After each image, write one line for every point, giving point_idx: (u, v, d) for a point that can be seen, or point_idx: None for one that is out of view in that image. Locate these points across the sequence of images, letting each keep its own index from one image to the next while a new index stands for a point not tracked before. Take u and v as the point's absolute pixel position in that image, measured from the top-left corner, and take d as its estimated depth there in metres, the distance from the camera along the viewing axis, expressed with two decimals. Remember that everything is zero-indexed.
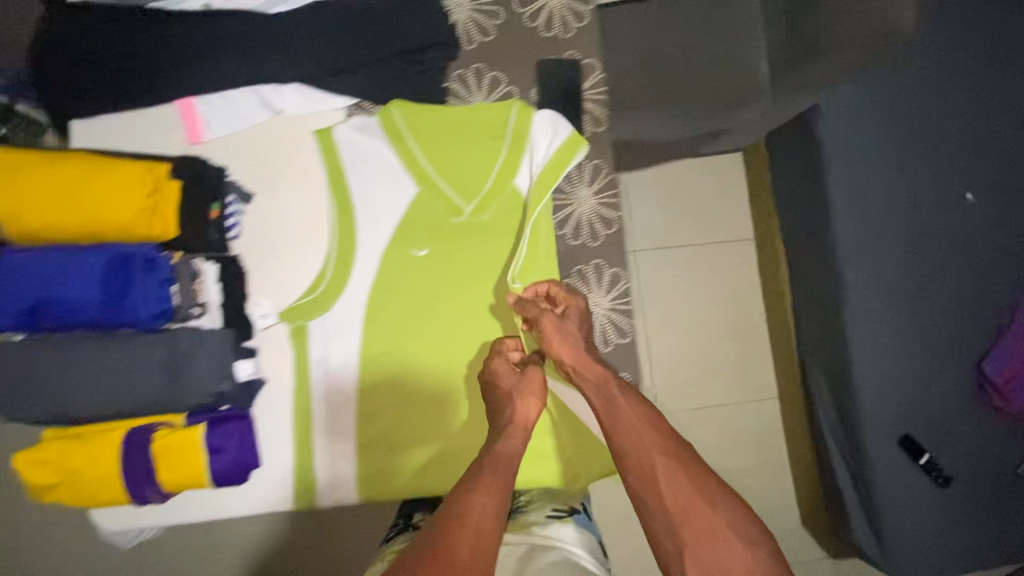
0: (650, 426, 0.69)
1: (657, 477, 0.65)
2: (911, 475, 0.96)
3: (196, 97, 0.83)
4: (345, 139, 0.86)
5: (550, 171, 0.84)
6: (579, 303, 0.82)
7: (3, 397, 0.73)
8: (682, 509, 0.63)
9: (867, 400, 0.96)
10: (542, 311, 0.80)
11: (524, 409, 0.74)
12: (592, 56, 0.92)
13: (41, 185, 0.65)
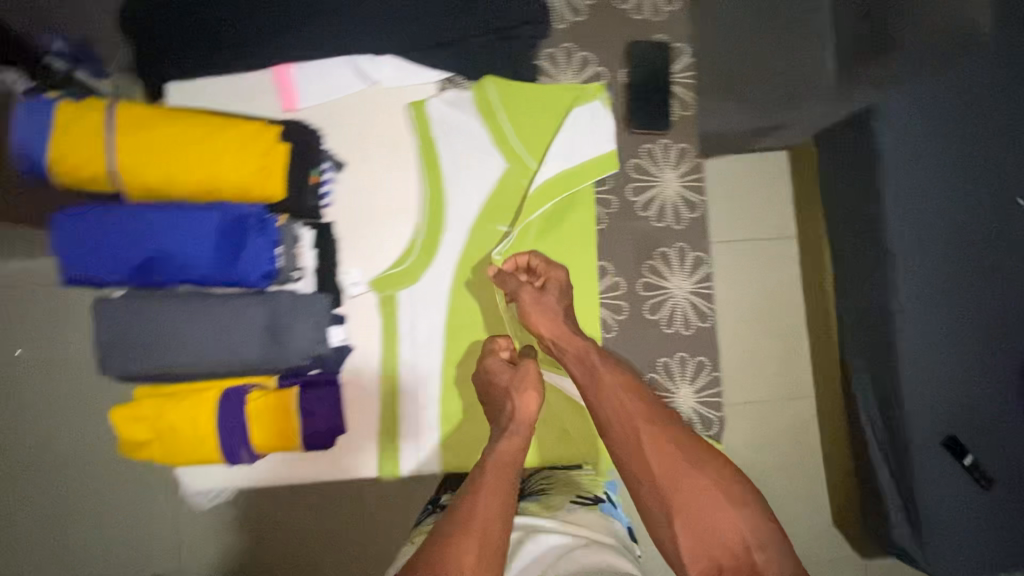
0: (636, 397, 0.69)
1: (644, 447, 0.66)
2: (953, 476, 0.79)
3: (292, 65, 0.84)
4: (438, 113, 0.87)
5: (573, 176, 0.84)
6: (559, 275, 0.79)
7: (110, 350, 0.74)
8: (672, 480, 0.63)
9: (917, 409, 0.79)
10: (520, 285, 0.77)
11: (525, 405, 0.71)
12: (681, 40, 0.92)
13: (161, 140, 0.66)
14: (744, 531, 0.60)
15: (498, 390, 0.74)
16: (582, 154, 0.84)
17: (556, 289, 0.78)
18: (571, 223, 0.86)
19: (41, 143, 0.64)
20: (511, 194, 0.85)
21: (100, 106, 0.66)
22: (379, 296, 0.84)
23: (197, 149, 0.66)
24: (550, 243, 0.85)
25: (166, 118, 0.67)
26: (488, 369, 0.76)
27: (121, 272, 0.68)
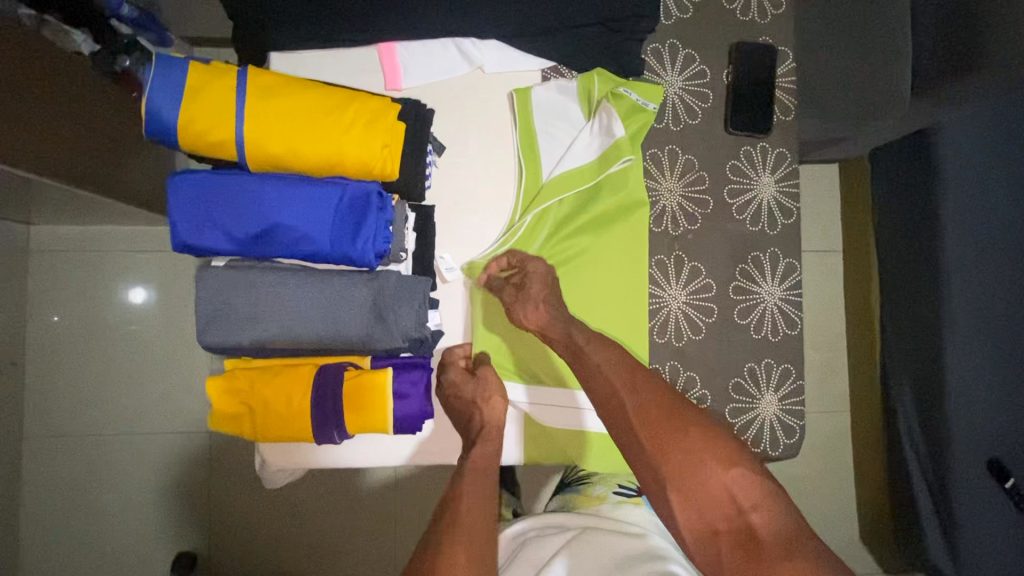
0: (617, 368, 0.69)
1: (630, 417, 0.65)
2: (993, 496, 0.97)
3: (398, 42, 0.83)
4: (541, 101, 0.85)
5: (582, 174, 0.84)
6: (541, 266, 0.78)
7: (205, 320, 0.72)
8: (660, 446, 0.63)
9: (959, 420, 1.00)
10: (503, 287, 0.78)
11: (489, 412, 0.76)
12: (786, 44, 0.92)
13: (286, 110, 0.64)
14: (733, 490, 0.60)
15: (460, 400, 0.77)
16: (588, 155, 0.84)
17: (536, 281, 0.77)
18: (583, 223, 0.85)
19: (171, 104, 0.62)
20: (560, 185, 0.83)
21: (229, 72, 0.64)
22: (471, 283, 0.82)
23: (322, 121, 0.65)
24: (552, 246, 0.84)
25: (291, 87, 0.65)
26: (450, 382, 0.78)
27: (236, 241, 0.67)
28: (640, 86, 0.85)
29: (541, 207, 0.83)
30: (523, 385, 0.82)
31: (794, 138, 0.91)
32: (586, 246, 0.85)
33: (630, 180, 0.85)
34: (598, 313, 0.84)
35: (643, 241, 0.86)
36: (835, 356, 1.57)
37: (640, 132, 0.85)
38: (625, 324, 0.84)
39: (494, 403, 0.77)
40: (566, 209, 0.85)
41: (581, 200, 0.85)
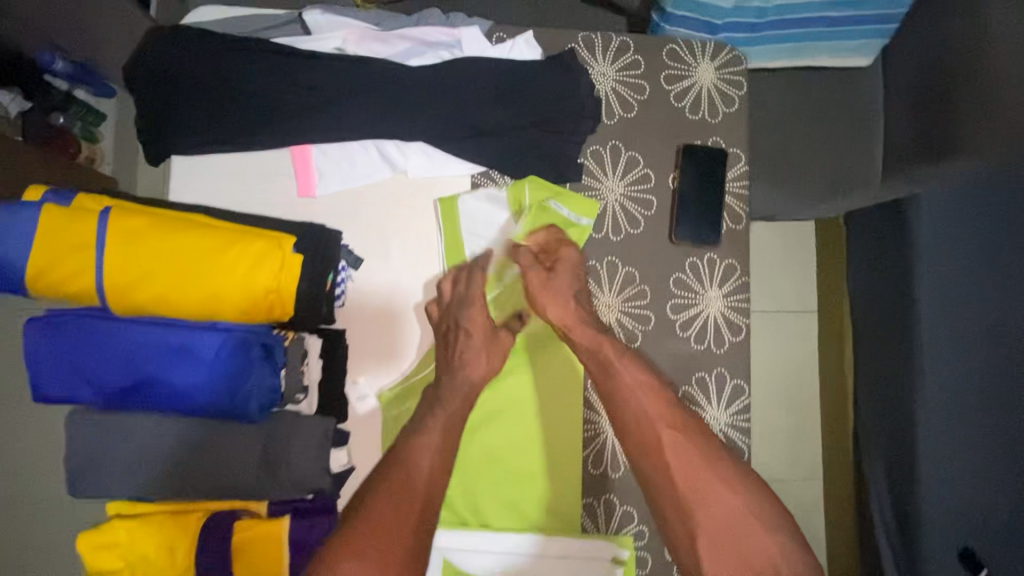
0: (649, 394, 0.69)
1: (663, 450, 0.66)
2: None
3: (313, 145, 0.77)
4: (469, 211, 0.79)
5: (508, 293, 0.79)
6: (570, 257, 0.76)
7: (79, 471, 0.66)
8: (699, 493, 0.63)
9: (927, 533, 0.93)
10: (531, 268, 0.75)
11: (478, 366, 0.72)
12: (738, 145, 0.85)
13: (155, 258, 0.57)
14: (776, 557, 0.59)
15: (468, 336, 0.72)
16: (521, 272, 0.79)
17: (565, 272, 0.75)
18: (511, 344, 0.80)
19: (22, 253, 0.56)
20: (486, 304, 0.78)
21: (93, 212, 0.58)
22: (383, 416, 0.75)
23: (198, 264, 0.58)
24: None
25: (163, 225, 0.59)
26: (470, 316, 0.72)
27: (103, 392, 0.61)
28: (574, 200, 0.80)
29: None
30: (535, 534, 0.77)
31: (745, 248, 0.84)
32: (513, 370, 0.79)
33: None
34: (524, 443, 0.78)
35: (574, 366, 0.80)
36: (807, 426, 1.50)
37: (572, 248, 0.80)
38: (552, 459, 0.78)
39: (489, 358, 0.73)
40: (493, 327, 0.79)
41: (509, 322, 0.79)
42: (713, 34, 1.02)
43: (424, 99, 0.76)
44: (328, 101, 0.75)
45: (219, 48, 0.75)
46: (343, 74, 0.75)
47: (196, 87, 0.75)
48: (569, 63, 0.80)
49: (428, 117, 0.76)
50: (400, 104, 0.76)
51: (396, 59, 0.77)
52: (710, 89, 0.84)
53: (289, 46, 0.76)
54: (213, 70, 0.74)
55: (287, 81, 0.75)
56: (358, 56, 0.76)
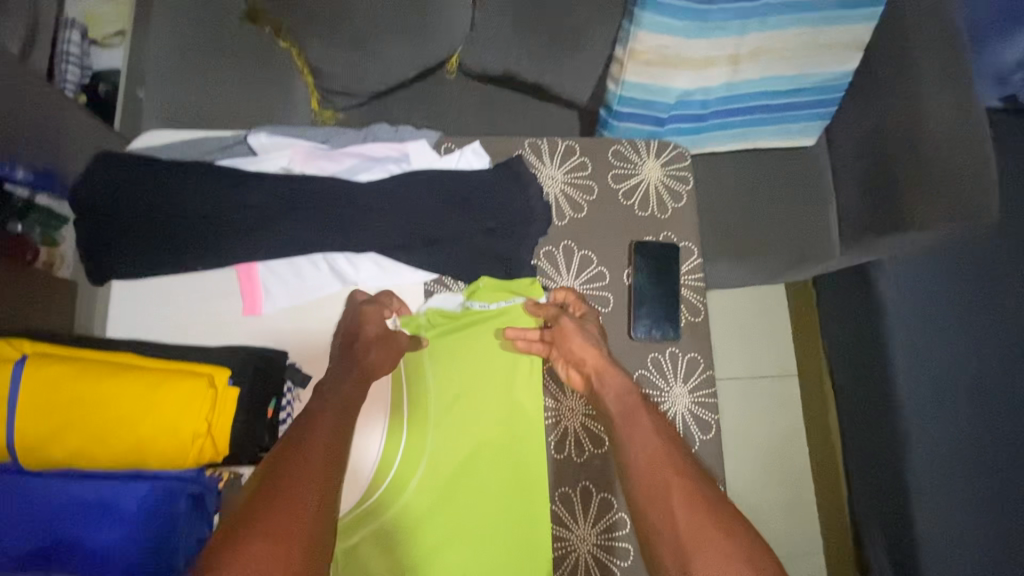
0: (664, 439, 0.62)
1: (670, 496, 0.57)
2: None
3: (259, 263, 0.76)
4: (430, 321, 0.79)
5: (465, 400, 0.77)
6: (593, 314, 0.77)
7: None
8: (700, 543, 0.53)
9: None
10: (562, 312, 0.75)
11: (379, 360, 0.72)
12: (691, 239, 0.86)
13: (82, 408, 0.56)
14: None
15: (367, 328, 0.74)
16: (483, 378, 0.78)
17: (591, 324, 0.75)
18: (473, 448, 0.75)
19: None
20: (448, 411, 0.76)
21: (11, 361, 0.57)
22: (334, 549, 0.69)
23: (123, 408, 0.56)
24: (427, 484, 0.73)
25: (86, 370, 0.57)
26: (366, 310, 0.74)
27: None
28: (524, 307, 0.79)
29: (420, 435, 0.75)
30: None
31: (708, 341, 0.83)
32: (471, 487, 0.74)
33: (527, 412, 0.77)
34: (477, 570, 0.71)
35: (532, 479, 0.75)
36: (801, 496, 1.45)
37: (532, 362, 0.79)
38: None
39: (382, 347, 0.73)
40: (451, 430, 0.75)
41: (468, 430, 0.76)
42: (659, 125, 1.07)
43: (372, 210, 0.76)
44: (274, 219, 0.74)
45: (163, 170, 0.75)
46: (289, 192, 0.75)
47: (133, 210, 0.73)
48: (516, 168, 0.81)
49: (377, 229, 0.76)
50: (347, 217, 0.75)
51: (344, 175, 0.78)
52: (657, 186, 0.86)
53: (235, 167, 0.77)
54: (153, 194, 0.74)
55: (232, 200, 0.74)
56: (307, 173, 0.77)
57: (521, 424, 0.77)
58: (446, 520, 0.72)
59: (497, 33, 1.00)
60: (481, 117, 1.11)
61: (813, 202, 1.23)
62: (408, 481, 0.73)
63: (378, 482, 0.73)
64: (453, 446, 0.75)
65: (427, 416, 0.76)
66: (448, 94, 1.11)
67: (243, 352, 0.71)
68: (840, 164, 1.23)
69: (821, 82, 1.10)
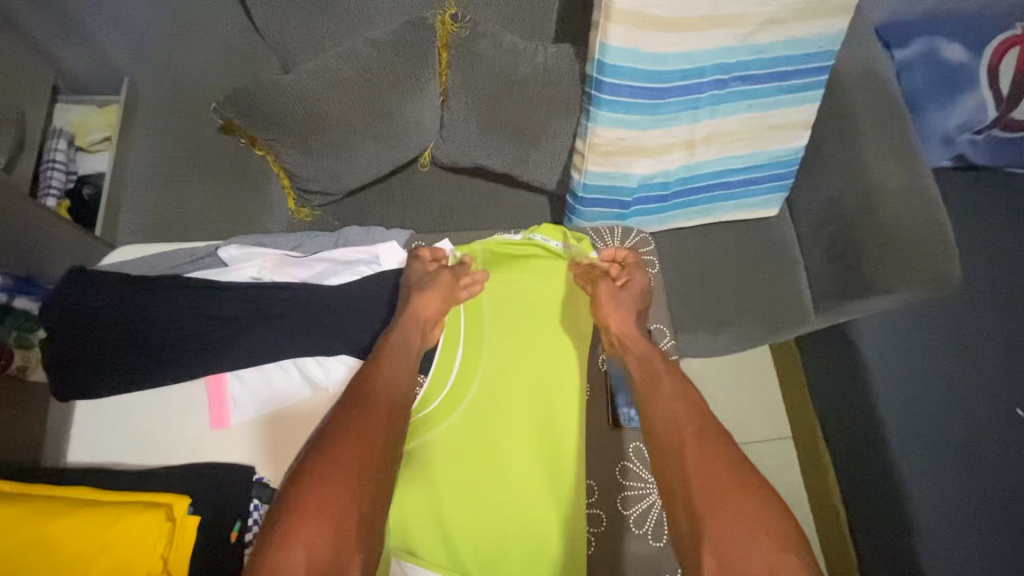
0: (685, 402, 0.68)
1: (685, 451, 0.62)
2: None
3: (228, 373, 0.75)
4: (488, 255, 0.86)
5: (523, 318, 0.83)
6: (640, 279, 0.84)
7: None
8: (710, 495, 0.58)
9: None
10: (603, 279, 0.83)
11: (431, 300, 0.76)
12: (662, 322, 0.90)
13: (32, 551, 0.54)
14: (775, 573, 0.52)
15: (414, 277, 0.79)
16: (537, 301, 0.84)
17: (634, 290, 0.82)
18: (524, 364, 0.80)
19: None
20: (504, 329, 0.82)
21: None
22: None
23: (74, 550, 0.54)
24: (482, 394, 0.78)
25: (35, 512, 0.55)
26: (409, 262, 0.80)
27: None
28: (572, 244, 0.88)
29: (478, 349, 0.81)
30: None
31: None
32: (519, 399, 0.79)
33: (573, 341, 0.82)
34: (520, 482, 0.75)
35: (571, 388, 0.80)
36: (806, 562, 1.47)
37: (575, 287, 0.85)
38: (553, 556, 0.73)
39: (436, 286, 0.77)
40: (508, 348, 0.81)
41: (520, 347, 0.81)
42: (625, 208, 1.11)
43: (344, 315, 0.77)
44: (244, 330, 0.75)
45: (131, 288, 0.75)
46: (260, 301, 0.76)
47: (104, 327, 0.74)
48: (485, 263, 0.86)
49: (349, 333, 0.76)
50: (319, 323, 0.76)
51: (314, 281, 0.79)
52: None
53: (205, 279, 0.77)
54: (125, 310, 0.74)
55: (202, 314, 0.75)
56: (277, 281, 0.78)
57: (558, 378, 0.80)
58: (496, 431, 0.77)
59: (465, 131, 1.06)
60: (453, 206, 1.15)
61: (783, 269, 1.27)
62: (463, 397, 0.78)
63: (438, 388, 0.78)
64: (505, 363, 0.80)
65: (480, 334, 0.82)
66: (423, 186, 1.16)
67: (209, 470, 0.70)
68: (804, 231, 1.27)
69: (774, 159, 1.16)
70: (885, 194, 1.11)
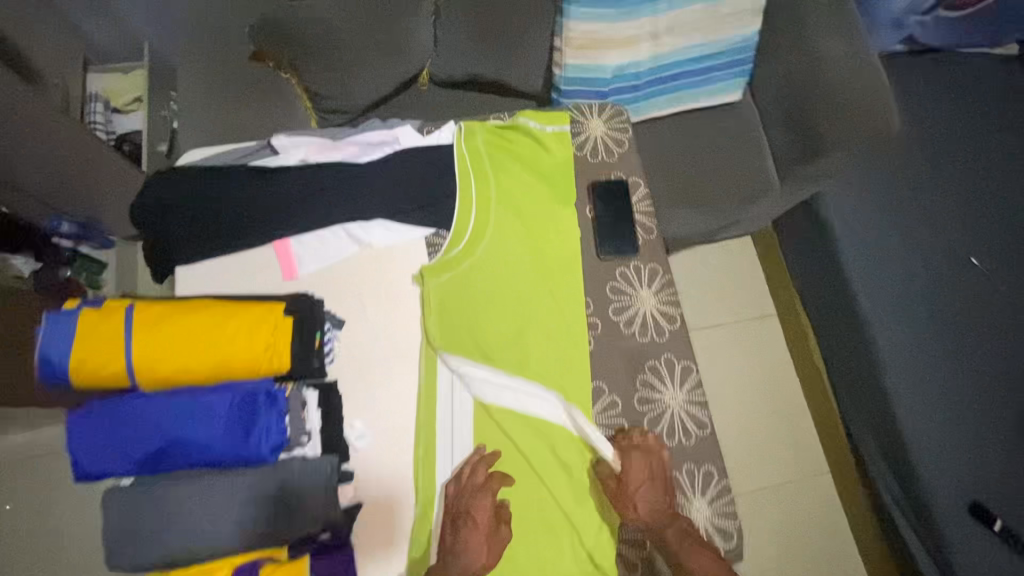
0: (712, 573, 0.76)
1: None
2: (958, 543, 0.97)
3: (292, 237, 0.94)
4: (486, 126, 1.02)
5: (524, 175, 1.00)
6: (653, 459, 0.85)
7: (109, 547, 0.73)
8: None
9: None
10: (609, 478, 0.85)
11: (479, 554, 0.78)
12: (636, 175, 1.05)
13: (177, 337, 0.72)
14: None
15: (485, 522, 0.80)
16: (534, 162, 1.01)
17: (638, 473, 0.83)
18: (529, 215, 0.98)
19: (62, 346, 0.69)
20: (507, 184, 0.98)
21: (120, 310, 0.72)
22: (424, 284, 0.93)
23: (208, 335, 0.73)
24: (495, 239, 0.95)
25: (175, 312, 0.73)
26: (463, 503, 0.81)
27: (132, 463, 0.71)
28: (557, 116, 1.04)
29: (487, 201, 0.96)
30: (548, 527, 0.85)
31: (663, 252, 1.01)
32: (526, 243, 0.96)
33: (565, 193, 1.00)
34: (532, 304, 0.94)
35: (567, 232, 0.98)
36: (790, 415, 1.72)
37: (564, 148, 1.02)
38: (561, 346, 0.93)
39: (494, 554, 0.79)
40: (512, 202, 0.98)
41: (522, 200, 0.98)
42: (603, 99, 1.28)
43: (378, 183, 0.95)
44: (300, 198, 0.93)
45: (207, 175, 0.94)
46: (309, 177, 0.94)
47: (189, 208, 0.92)
48: (486, 136, 1.01)
49: (382, 197, 0.94)
50: (360, 191, 0.94)
51: (348, 159, 0.97)
52: (601, 137, 1.06)
53: (263, 166, 0.96)
54: (204, 192, 0.93)
55: (264, 191, 0.93)
56: (320, 162, 0.96)
57: (557, 225, 0.98)
58: (510, 267, 0.95)
59: (456, 44, 1.23)
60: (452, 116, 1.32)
61: (749, 147, 1.43)
62: (481, 240, 0.95)
63: (458, 236, 0.95)
64: (511, 214, 0.97)
65: (487, 189, 0.97)
66: (422, 102, 1.32)
67: (295, 295, 0.83)
68: (765, 112, 1.44)
69: (731, 45, 1.31)
70: (831, 64, 1.27)
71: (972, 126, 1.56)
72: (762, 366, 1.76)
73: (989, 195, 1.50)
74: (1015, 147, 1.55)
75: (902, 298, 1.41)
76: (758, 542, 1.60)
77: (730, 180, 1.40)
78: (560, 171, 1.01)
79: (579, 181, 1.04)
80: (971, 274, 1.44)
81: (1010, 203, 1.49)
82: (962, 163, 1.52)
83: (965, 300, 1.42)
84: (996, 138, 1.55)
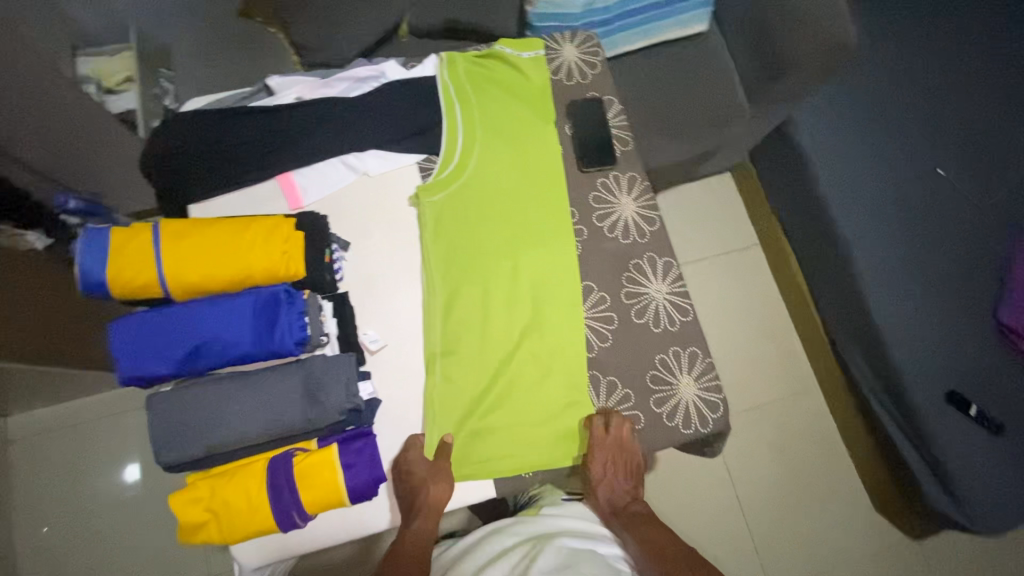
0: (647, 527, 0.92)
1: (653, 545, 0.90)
2: None
3: (294, 171, 1.01)
4: (465, 58, 1.09)
5: (505, 99, 1.07)
6: (619, 452, 0.90)
7: (156, 446, 0.82)
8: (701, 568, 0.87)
9: None
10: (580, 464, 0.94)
11: (438, 491, 0.86)
12: (610, 93, 1.12)
13: (199, 250, 0.81)
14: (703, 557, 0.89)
15: (420, 520, 0.85)
16: (512, 86, 1.08)
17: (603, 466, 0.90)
18: (512, 133, 1.05)
19: (101, 263, 0.80)
20: (489, 105, 1.05)
21: (147, 231, 0.82)
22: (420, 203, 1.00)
23: (227, 246, 0.82)
24: (482, 157, 1.02)
25: (194, 230, 0.83)
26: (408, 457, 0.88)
27: (170, 363, 0.80)
28: (531, 44, 1.12)
29: (473, 123, 1.04)
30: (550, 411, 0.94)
31: (640, 162, 1.08)
32: (510, 158, 1.04)
33: (544, 112, 1.08)
34: (522, 214, 1.01)
35: (549, 147, 1.06)
36: (779, 334, 1.80)
37: (540, 72, 1.09)
38: (551, 250, 1.00)
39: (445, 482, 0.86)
40: (495, 123, 1.05)
41: (505, 121, 1.05)
42: None
43: (370, 116, 1.02)
44: (298, 134, 1.01)
45: (208, 117, 1.00)
46: (305, 115, 1.01)
47: (195, 148, 0.99)
48: (466, 67, 1.08)
49: (374, 128, 1.02)
50: (354, 125, 1.02)
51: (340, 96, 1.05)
52: (574, 61, 1.13)
53: (261, 107, 1.02)
54: (208, 132, 0.99)
55: (264, 130, 1.00)
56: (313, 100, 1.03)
57: (538, 141, 1.06)
58: (497, 182, 1.02)
59: None
60: None
61: (718, 75, 1.50)
62: (469, 159, 1.02)
63: (448, 158, 1.02)
64: (496, 133, 1.04)
65: (471, 113, 1.04)
66: (406, 52, 1.39)
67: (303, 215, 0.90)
68: (731, 40, 1.50)
69: None
70: None
71: (931, 40, 1.63)
72: (748, 291, 1.84)
73: (953, 106, 1.56)
74: (975, 55, 1.61)
75: (874, 205, 1.48)
76: (755, 453, 1.69)
77: (702, 107, 1.47)
78: (539, 92, 1.09)
79: (557, 103, 1.11)
80: (940, 181, 1.50)
81: (975, 114, 1.55)
82: (925, 77, 1.59)
83: (936, 206, 1.47)
84: (958, 52, 1.61)
